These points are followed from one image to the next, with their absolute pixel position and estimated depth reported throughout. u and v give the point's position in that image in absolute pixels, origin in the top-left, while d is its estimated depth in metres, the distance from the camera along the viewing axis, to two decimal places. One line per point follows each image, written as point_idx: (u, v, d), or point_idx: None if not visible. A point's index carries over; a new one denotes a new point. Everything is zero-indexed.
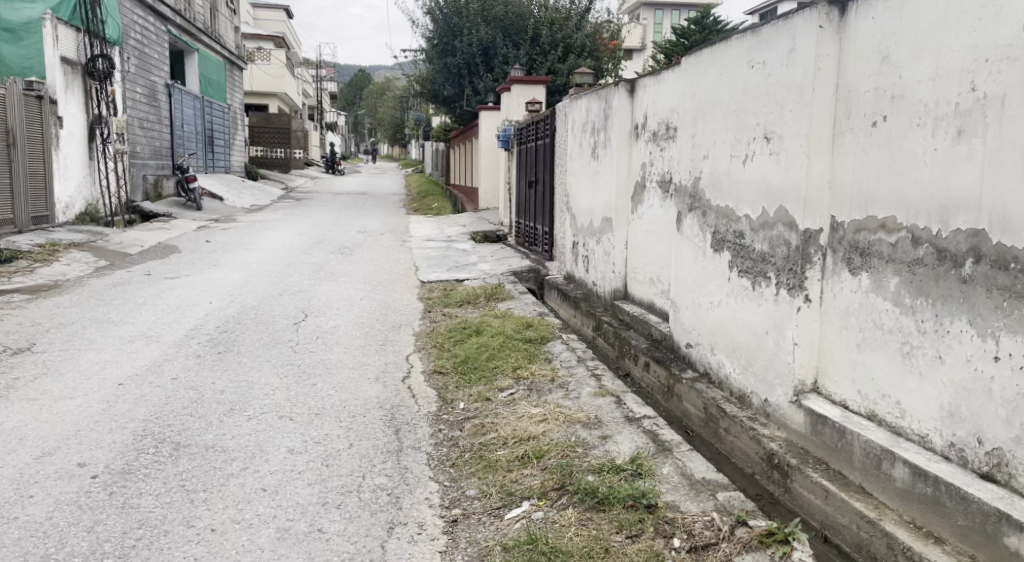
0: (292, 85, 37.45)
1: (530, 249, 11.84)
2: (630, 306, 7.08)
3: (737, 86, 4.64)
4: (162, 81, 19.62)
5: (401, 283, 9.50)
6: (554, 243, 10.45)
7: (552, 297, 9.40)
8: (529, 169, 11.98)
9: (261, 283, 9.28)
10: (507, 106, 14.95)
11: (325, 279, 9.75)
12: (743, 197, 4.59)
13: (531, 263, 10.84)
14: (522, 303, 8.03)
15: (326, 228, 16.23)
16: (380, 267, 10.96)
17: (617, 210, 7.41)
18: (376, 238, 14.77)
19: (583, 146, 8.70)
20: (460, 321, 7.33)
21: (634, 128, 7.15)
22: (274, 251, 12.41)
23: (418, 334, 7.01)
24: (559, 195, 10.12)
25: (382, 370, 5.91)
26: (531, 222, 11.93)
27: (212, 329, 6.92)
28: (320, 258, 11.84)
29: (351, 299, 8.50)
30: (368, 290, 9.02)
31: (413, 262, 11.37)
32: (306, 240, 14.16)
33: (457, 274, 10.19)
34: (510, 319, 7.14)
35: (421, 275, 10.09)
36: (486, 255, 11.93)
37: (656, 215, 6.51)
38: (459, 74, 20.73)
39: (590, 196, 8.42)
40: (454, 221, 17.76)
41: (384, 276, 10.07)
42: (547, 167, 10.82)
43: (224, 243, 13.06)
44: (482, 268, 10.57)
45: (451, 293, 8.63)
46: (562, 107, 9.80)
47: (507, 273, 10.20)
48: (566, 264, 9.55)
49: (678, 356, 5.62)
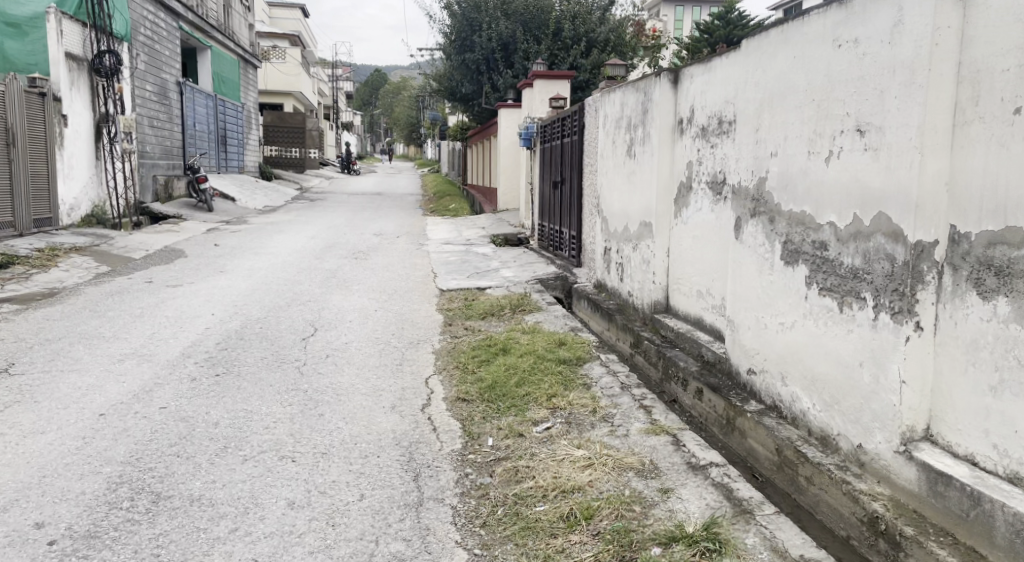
0: (307, 84, 36.88)
1: (555, 254, 11.14)
2: (674, 321, 6.38)
3: (818, 69, 3.94)
4: (173, 79, 19.05)
5: (419, 292, 8.84)
6: (583, 249, 9.75)
7: (581, 307, 8.71)
8: (554, 169, 11.28)
9: (270, 292, 8.63)
10: (529, 103, 14.25)
11: (338, 287, 9.09)
12: (825, 201, 3.88)
13: (557, 269, 10.15)
14: (552, 315, 7.34)
15: (340, 230, 15.60)
16: (397, 273, 10.28)
17: (658, 214, 6.70)
18: (392, 241, 14.11)
19: (616, 143, 7.99)
20: (484, 337, 6.65)
21: (679, 122, 6.44)
22: (286, 255, 11.77)
23: (439, 352, 6.34)
24: (588, 197, 9.43)
25: (398, 396, 5.23)
26: (555, 226, 11.23)
27: (212, 346, 6.27)
28: (332, 263, 11.18)
29: (366, 310, 7.83)
30: (384, 300, 8.35)
31: (432, 268, 10.70)
32: (319, 243, 13.52)
33: (478, 282, 9.51)
34: (539, 335, 6.45)
35: (440, 283, 9.42)
36: (508, 260, 11.25)
37: (706, 219, 5.80)
38: (477, 70, 20.06)
39: (624, 198, 7.71)
40: (473, 223, 17.09)
41: (401, 283, 9.41)
42: (574, 167, 10.11)
43: (233, 247, 12.44)
44: (504, 275, 9.90)
45: (473, 304, 7.95)
46: (592, 102, 9.10)
47: (532, 280, 9.52)
48: (597, 271, 8.85)
49: (736, 382, 4.93)
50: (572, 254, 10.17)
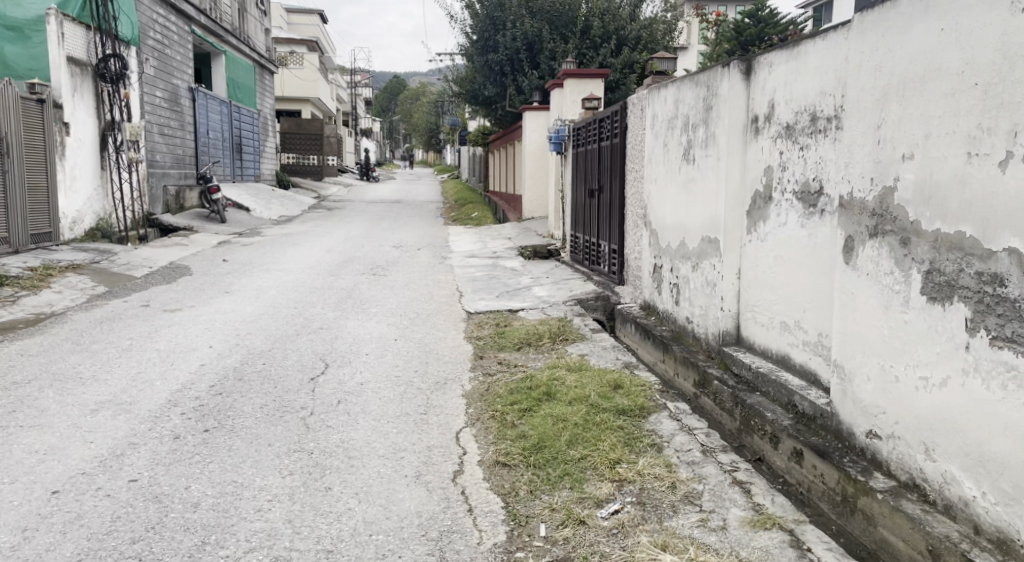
0: (325, 90, 36.06)
1: (591, 269, 10.14)
2: (749, 357, 5.40)
3: (981, 42, 3.07)
4: (185, 85, 18.20)
5: (445, 315, 7.87)
6: (625, 265, 8.75)
7: (627, 333, 7.72)
8: (589, 177, 10.29)
9: (280, 318, 7.68)
10: (558, 105, 13.22)
11: (354, 311, 8.12)
12: (996, 216, 2.99)
13: (596, 287, 9.16)
14: (600, 347, 6.35)
15: (357, 243, 14.69)
16: (419, 292, 9.30)
17: (727, 228, 5.71)
18: (413, 255, 13.16)
19: (669, 147, 7.02)
20: (523, 376, 5.66)
21: (754, 120, 5.47)
22: (298, 272, 10.82)
23: (470, 396, 5.36)
24: (631, 207, 8.44)
25: (423, 460, 4.25)
26: (592, 238, 10.23)
27: (205, 390, 5.32)
28: (349, 281, 10.23)
29: (385, 340, 6.86)
30: (407, 327, 7.38)
31: (457, 286, 9.73)
32: (336, 258, 12.57)
33: (510, 303, 8.53)
34: (589, 374, 5.47)
35: (467, 304, 8.44)
36: (540, 276, 10.27)
37: (797, 236, 4.82)
38: (501, 72, 19.11)
39: (680, 209, 6.72)
40: (497, 233, 16.13)
41: (425, 305, 8.43)
42: (613, 173, 9.12)
43: (244, 263, 11.52)
44: (538, 295, 8.91)
45: (506, 332, 6.96)
46: (637, 101, 8.11)
47: (569, 300, 8.54)
48: (645, 291, 7.85)
49: (848, 445, 3.94)
50: (612, 269, 9.17)
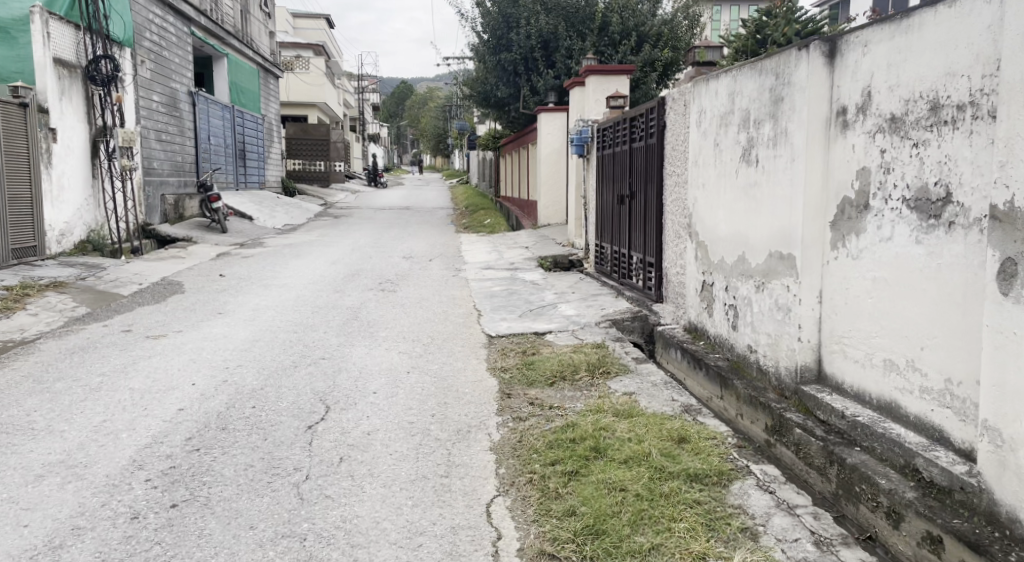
0: (332, 94, 35.14)
1: (622, 284, 9.17)
2: (839, 401, 4.47)
3: None
4: (185, 89, 17.12)
5: (464, 340, 6.92)
6: (664, 280, 7.77)
7: (671, 358, 6.78)
8: (618, 183, 9.32)
9: (277, 346, 6.73)
10: (580, 104, 12.20)
11: (361, 336, 7.17)
12: None
13: (629, 304, 8.21)
14: (649, 381, 5.39)
15: (365, 254, 13.77)
16: (433, 312, 8.34)
17: (806, 243, 4.78)
18: (425, 267, 12.20)
19: (722, 147, 6.07)
20: (562, 423, 4.69)
21: (841, 111, 4.53)
22: (301, 289, 9.87)
23: (500, 450, 4.41)
24: (669, 216, 7.50)
25: (449, 551, 3.34)
26: (622, 249, 9.26)
27: (179, 446, 4.37)
28: (356, 298, 9.28)
29: (397, 374, 5.90)
30: (422, 356, 6.41)
31: (475, 303, 8.77)
32: (342, 271, 11.61)
33: (536, 323, 7.57)
34: (645, 420, 4.52)
35: (488, 326, 7.48)
36: (565, 292, 9.32)
37: (911, 255, 3.91)
38: (515, 72, 18.22)
39: (739, 217, 5.78)
40: (513, 242, 15.19)
41: (440, 328, 7.48)
42: (648, 179, 8.14)
43: (243, 278, 10.58)
44: (566, 313, 7.97)
45: (535, 362, 6.00)
46: (679, 96, 7.14)
47: (602, 319, 7.58)
48: (690, 312, 6.92)
49: (1009, 535, 3.09)
50: (647, 285, 8.20)
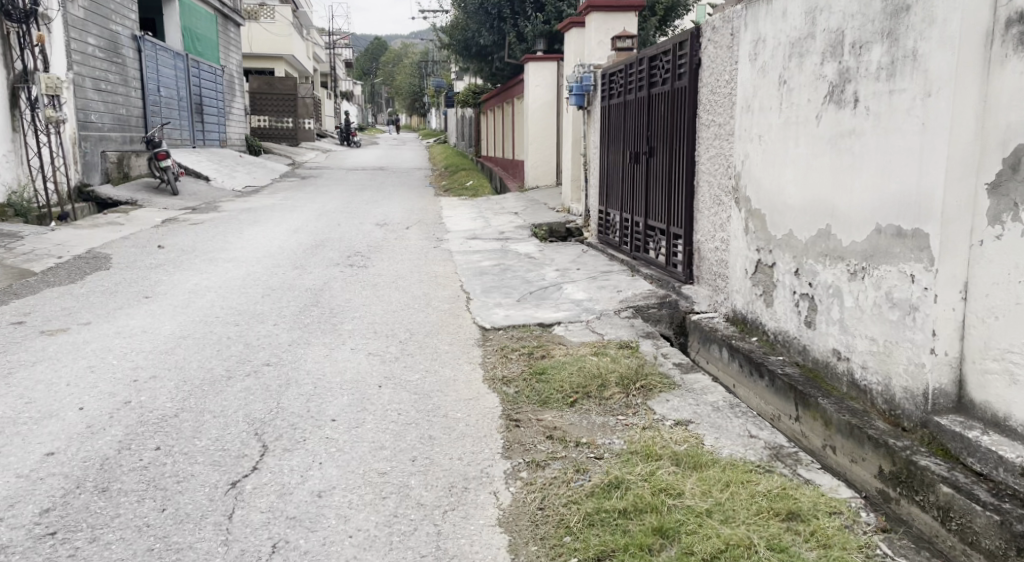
0: (300, 46, 33.05)
1: (636, 260, 7.72)
2: (1007, 448, 3.14)
3: None
4: (128, 32, 15.22)
5: (451, 337, 5.46)
6: (695, 258, 6.31)
7: (712, 357, 5.34)
8: (631, 138, 7.79)
9: (209, 346, 5.22)
10: (580, 46, 10.64)
11: (322, 330, 5.67)
12: None
13: (650, 286, 6.76)
14: (706, 403, 3.97)
15: (332, 220, 12.22)
16: (411, 294, 6.86)
17: (946, 214, 3.33)
18: (401, 236, 10.67)
19: (791, 87, 4.56)
20: (598, 477, 3.26)
21: (1016, 19, 3.08)
22: (254, 265, 8.33)
23: (516, 530, 2.97)
24: (704, 177, 6.02)
25: None
26: (635, 218, 7.79)
27: (24, 529, 2.92)
28: (319, 276, 7.78)
29: (365, 389, 4.44)
30: (398, 360, 4.94)
31: (461, 283, 7.29)
32: (304, 241, 10.07)
33: (540, 312, 6.12)
34: (723, 478, 3.12)
35: (480, 317, 6.02)
36: (568, 269, 7.89)
37: None
38: (499, 16, 16.68)
39: (816, 178, 4.29)
40: (499, 207, 13.69)
41: (420, 318, 6.02)
42: (673, 132, 6.62)
43: (186, 250, 9.02)
44: (575, 298, 6.52)
45: (548, 372, 4.56)
46: (724, 22, 5.61)
47: (621, 305, 6.14)
48: (735, 298, 5.51)
49: None
50: (671, 262, 6.75)
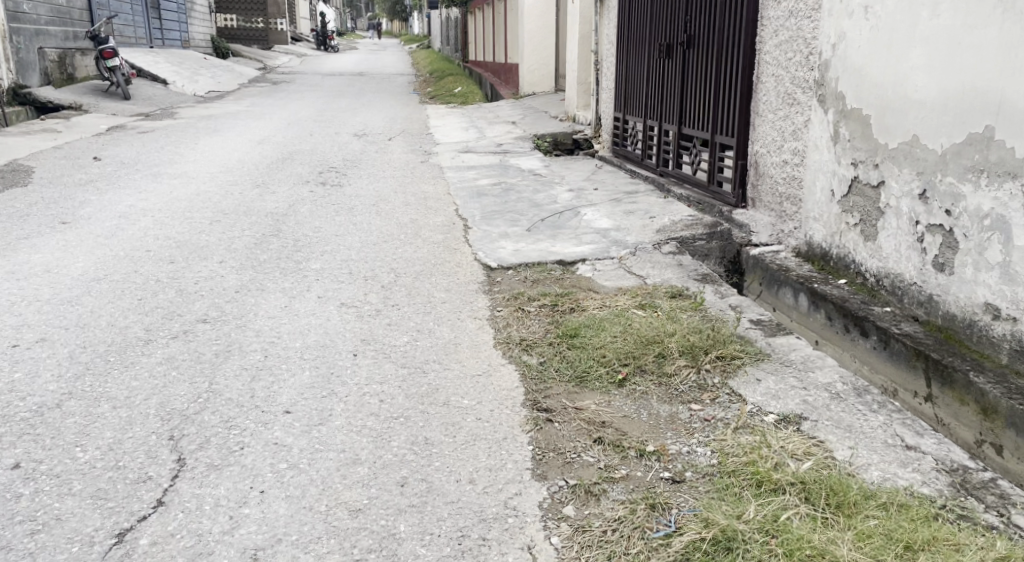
0: None
1: (668, 177, 6.54)
2: None
3: None
4: None
5: (448, 288, 4.28)
6: (747, 176, 5.14)
7: (786, 305, 4.11)
8: (665, 27, 6.50)
9: (128, 295, 4.02)
10: None
11: (281, 270, 4.50)
12: None
13: (689, 211, 5.55)
14: (816, 385, 2.78)
15: (304, 129, 10.87)
16: (394, 222, 5.68)
17: None
18: (383, 148, 9.38)
19: None
20: (690, 524, 2.11)
21: None
22: (205, 182, 7.08)
23: None
24: (772, 71, 4.73)
25: None
26: (665, 127, 6.60)
27: None
28: (282, 198, 6.55)
29: (333, 358, 3.27)
30: (379, 320, 3.76)
31: (456, 211, 6.09)
32: (270, 154, 8.78)
33: (557, 249, 4.91)
34: (897, 535, 1.98)
35: (483, 258, 4.82)
36: (583, 191, 6.66)
37: None
38: None
39: (968, 61, 3.03)
40: (492, 115, 12.34)
41: (404, 258, 4.83)
42: (726, 18, 5.36)
43: (128, 166, 7.77)
44: (598, 229, 5.31)
45: (581, 338, 3.38)
46: None
47: (660, 237, 4.92)
48: (812, 228, 4.29)
49: None
50: (716, 180, 5.56)
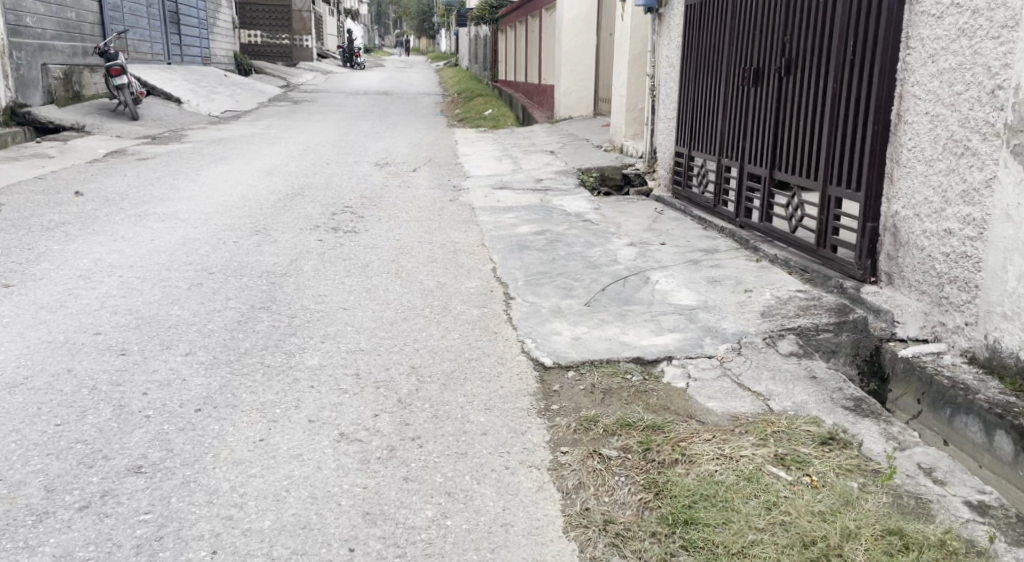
0: None
1: (753, 230, 5.50)
2: None
3: None
4: None
5: (489, 407, 3.09)
6: (877, 241, 4.06)
7: (972, 443, 2.93)
8: (756, 47, 5.48)
9: (43, 416, 2.86)
10: None
11: (266, 371, 3.37)
12: None
13: (795, 282, 4.41)
14: None
15: (321, 157, 9.82)
16: (420, 293, 4.55)
17: None
18: (408, 181, 8.30)
19: None
20: None
21: None
22: (197, 226, 5.98)
23: None
24: (941, 107, 3.58)
25: None
26: (749, 170, 5.55)
27: None
28: (284, 250, 5.43)
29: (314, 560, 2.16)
30: (393, 469, 2.59)
31: (494, 273, 4.97)
32: (278, 188, 7.69)
33: (631, 340, 3.74)
34: None
35: (533, 352, 3.66)
36: (647, 246, 5.50)
37: None
38: None
39: None
40: (527, 143, 11.25)
41: (431, 351, 3.68)
42: (849, 39, 4.31)
43: (112, 202, 6.70)
44: (680, 307, 4.15)
45: (700, 528, 2.21)
46: None
47: (769, 325, 3.76)
48: (997, 331, 3.14)
49: None
50: (828, 243, 4.48)
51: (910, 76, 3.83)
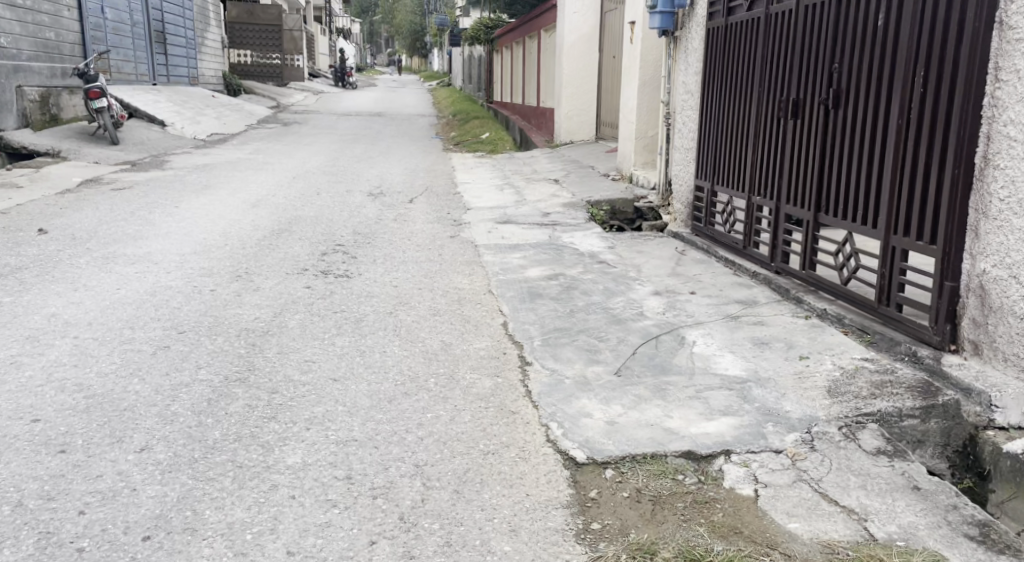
0: None
1: (793, 278, 4.90)
2: None
3: None
4: None
5: (516, 528, 2.50)
6: (958, 303, 3.46)
7: None
8: (794, 74, 4.91)
9: None
10: None
11: (238, 473, 2.75)
12: None
13: (857, 346, 3.81)
14: None
15: (309, 186, 9.21)
16: (422, 357, 3.94)
17: None
18: (405, 214, 7.69)
19: None
20: None
21: None
22: (171, 270, 5.37)
23: None
24: None
25: None
26: (787, 211, 4.96)
27: None
28: (267, 300, 4.81)
29: None
30: None
31: (505, 330, 4.36)
32: (264, 223, 7.09)
33: (677, 425, 3.13)
34: None
35: (562, 441, 3.04)
36: (675, 295, 4.91)
37: None
38: None
39: None
40: (528, 169, 10.69)
41: (437, 441, 3.06)
42: (916, 67, 3.73)
43: (79, 241, 6.08)
44: (728, 379, 3.55)
45: None
46: None
47: (841, 406, 3.16)
48: None
49: None
50: (892, 301, 3.88)
51: (1001, 113, 3.25)
